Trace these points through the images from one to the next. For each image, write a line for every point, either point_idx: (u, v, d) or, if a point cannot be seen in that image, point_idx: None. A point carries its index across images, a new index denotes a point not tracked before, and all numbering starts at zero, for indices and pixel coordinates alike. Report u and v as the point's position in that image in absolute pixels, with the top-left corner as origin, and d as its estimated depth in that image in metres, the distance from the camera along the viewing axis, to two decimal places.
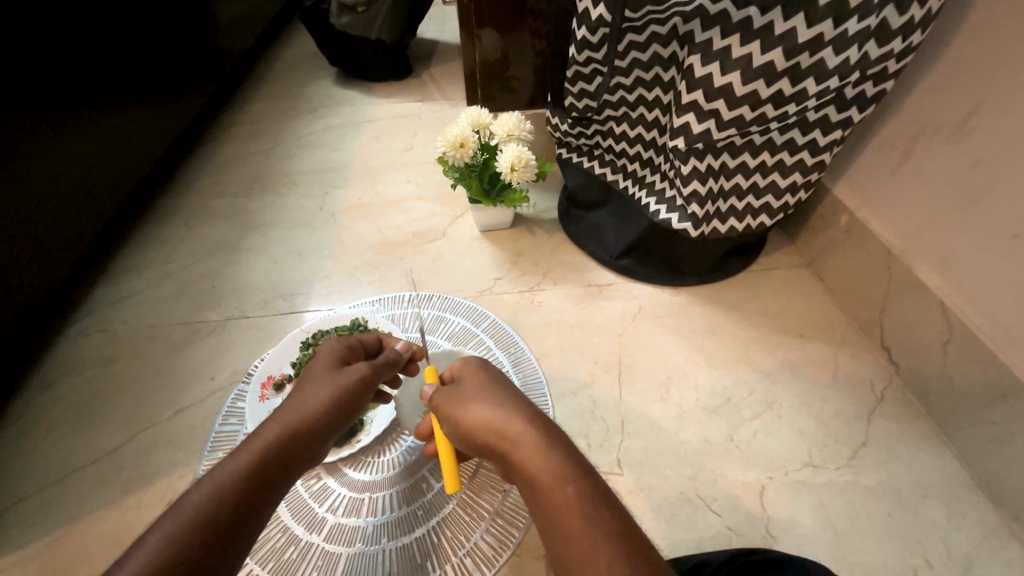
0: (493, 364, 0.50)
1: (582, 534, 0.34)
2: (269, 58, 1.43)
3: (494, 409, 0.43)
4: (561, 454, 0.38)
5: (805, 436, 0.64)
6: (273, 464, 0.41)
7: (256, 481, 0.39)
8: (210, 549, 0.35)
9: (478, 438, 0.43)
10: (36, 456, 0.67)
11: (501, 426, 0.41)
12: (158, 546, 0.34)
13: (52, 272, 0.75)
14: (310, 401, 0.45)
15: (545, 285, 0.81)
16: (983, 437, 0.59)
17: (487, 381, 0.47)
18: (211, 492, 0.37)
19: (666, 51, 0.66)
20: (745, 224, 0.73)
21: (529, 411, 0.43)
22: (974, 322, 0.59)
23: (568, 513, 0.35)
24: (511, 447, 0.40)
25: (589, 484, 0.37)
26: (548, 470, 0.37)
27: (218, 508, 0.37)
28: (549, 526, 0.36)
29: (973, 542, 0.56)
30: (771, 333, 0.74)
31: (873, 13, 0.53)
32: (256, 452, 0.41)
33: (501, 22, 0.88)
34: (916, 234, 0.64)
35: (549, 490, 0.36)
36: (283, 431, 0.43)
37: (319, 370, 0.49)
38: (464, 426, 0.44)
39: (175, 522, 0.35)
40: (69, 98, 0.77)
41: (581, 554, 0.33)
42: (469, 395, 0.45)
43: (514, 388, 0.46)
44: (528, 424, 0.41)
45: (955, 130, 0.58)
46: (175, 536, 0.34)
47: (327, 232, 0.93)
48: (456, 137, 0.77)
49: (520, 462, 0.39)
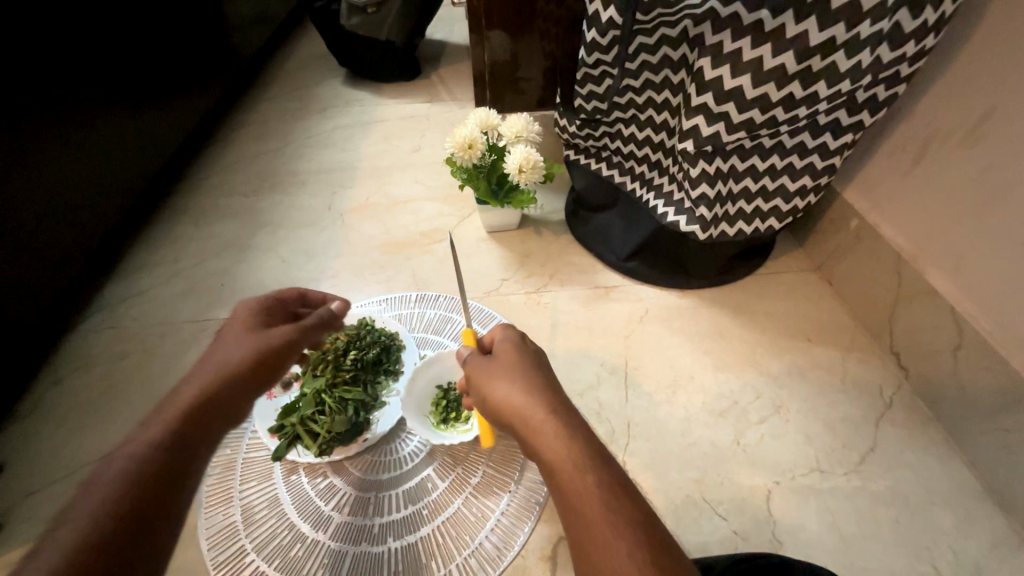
0: (531, 343, 0.50)
1: (603, 522, 0.34)
2: (279, 58, 1.44)
3: (521, 390, 0.43)
4: (584, 442, 0.38)
5: (812, 441, 0.63)
6: (195, 424, 0.40)
7: (180, 443, 0.38)
8: (138, 512, 0.34)
9: (503, 417, 0.43)
10: (48, 449, 0.68)
11: (525, 411, 0.42)
12: (82, 521, 0.33)
13: (64, 269, 0.76)
14: (226, 363, 0.44)
15: (551, 286, 0.81)
16: (992, 443, 0.58)
17: (517, 359, 0.47)
18: (133, 461, 0.36)
19: (676, 53, 0.66)
20: (753, 228, 0.73)
21: (554, 396, 0.43)
22: (985, 328, 0.58)
23: (587, 499, 0.35)
24: (532, 431, 0.40)
25: (607, 472, 0.37)
26: (569, 455, 0.37)
27: (142, 473, 0.36)
28: (567, 509, 0.36)
29: (981, 549, 0.55)
30: (779, 337, 0.74)
31: (887, 16, 0.52)
32: (174, 416, 0.40)
33: (510, 24, 0.88)
34: (928, 237, 0.64)
35: (568, 478, 0.36)
36: (200, 393, 0.42)
37: (235, 336, 0.48)
38: (491, 404, 0.45)
39: (97, 496, 0.34)
40: (82, 98, 0.78)
41: (599, 540, 0.34)
42: (496, 371, 0.46)
43: (543, 370, 0.47)
44: (551, 412, 0.41)
45: (968, 133, 0.57)
46: (100, 509, 0.34)
47: (335, 231, 0.93)
48: (464, 137, 0.77)
49: (540, 446, 0.39)
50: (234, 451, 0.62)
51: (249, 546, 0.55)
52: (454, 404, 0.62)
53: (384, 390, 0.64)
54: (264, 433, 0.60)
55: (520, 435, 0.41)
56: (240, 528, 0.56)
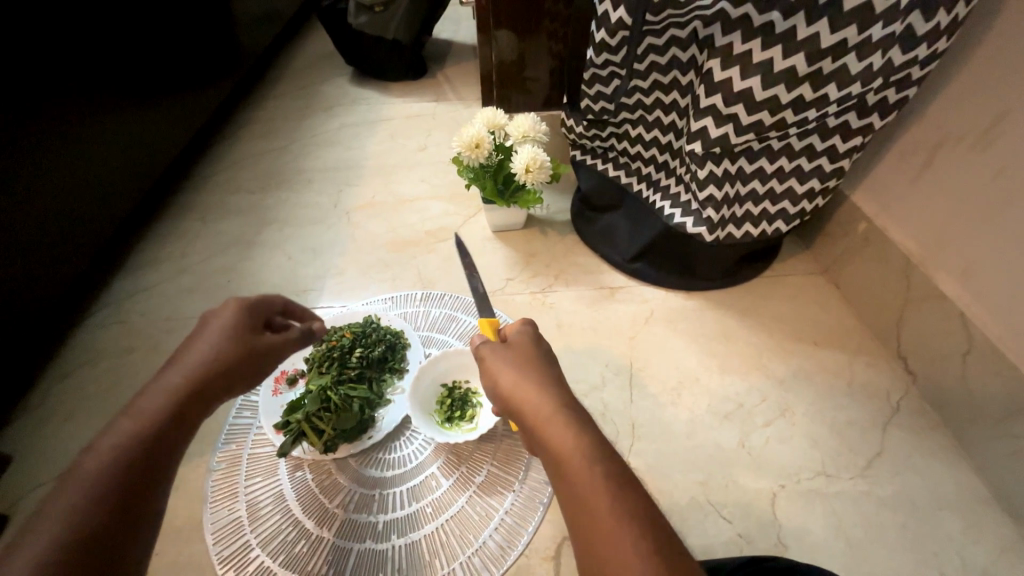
0: (545, 341, 0.50)
1: (608, 512, 0.34)
2: (286, 56, 1.44)
3: (531, 382, 0.43)
4: (592, 437, 0.38)
5: (818, 445, 0.63)
6: (174, 421, 0.39)
7: (163, 437, 0.38)
8: (120, 508, 0.34)
9: (513, 409, 0.43)
10: (54, 443, 0.68)
11: (535, 403, 0.42)
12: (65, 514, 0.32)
13: (72, 263, 0.76)
14: (212, 357, 0.44)
15: (557, 286, 0.81)
16: (1000, 449, 0.58)
17: (530, 354, 0.47)
18: (115, 455, 0.36)
19: (685, 54, 0.66)
20: (760, 230, 0.73)
21: (564, 391, 0.43)
22: (994, 333, 0.58)
23: (594, 489, 0.35)
24: (541, 423, 0.40)
25: (614, 466, 0.37)
26: (577, 447, 0.37)
27: (125, 469, 0.35)
28: (571, 498, 0.36)
29: (988, 556, 0.55)
30: (784, 340, 0.73)
31: (899, 19, 0.52)
32: (158, 408, 0.39)
33: (518, 25, 0.88)
34: (936, 242, 0.64)
35: (574, 469, 0.36)
36: (185, 387, 0.42)
37: (220, 328, 0.47)
38: (500, 394, 0.45)
39: (78, 489, 0.33)
40: (91, 93, 0.78)
41: (604, 529, 0.33)
42: (508, 362, 0.46)
43: (554, 367, 0.47)
44: (561, 407, 0.41)
45: (979, 137, 0.57)
46: (82, 503, 0.33)
47: (341, 229, 0.93)
48: (471, 137, 0.77)
49: (547, 435, 0.39)
50: (239, 447, 0.62)
51: (254, 541, 0.55)
52: (459, 402, 0.62)
53: (389, 388, 0.64)
54: (269, 429, 0.59)
55: (527, 426, 0.41)
56: (245, 523, 0.56)
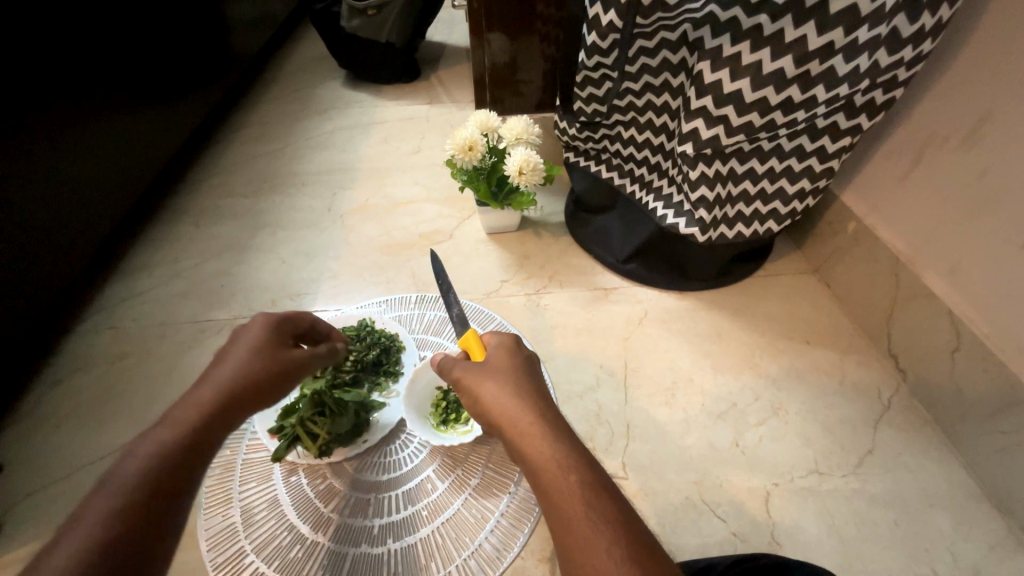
0: (524, 345, 0.50)
1: (582, 519, 0.35)
2: (280, 60, 1.45)
3: (510, 394, 0.44)
4: (564, 445, 0.40)
5: (810, 443, 0.64)
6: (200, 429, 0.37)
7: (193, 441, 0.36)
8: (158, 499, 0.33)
9: (492, 420, 0.44)
10: (47, 451, 0.67)
11: (513, 415, 0.43)
12: (106, 508, 0.32)
13: (67, 269, 0.77)
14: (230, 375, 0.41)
15: (550, 288, 0.82)
16: (990, 445, 0.59)
17: (508, 364, 0.48)
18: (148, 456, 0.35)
19: (676, 57, 0.67)
20: (752, 230, 0.73)
21: (542, 403, 0.44)
22: (981, 329, 0.58)
23: (570, 497, 0.36)
24: (520, 436, 0.41)
25: (590, 474, 0.38)
26: (552, 458, 0.39)
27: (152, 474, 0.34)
28: (548, 506, 0.37)
29: (980, 552, 0.55)
30: (777, 340, 0.74)
31: (884, 22, 0.52)
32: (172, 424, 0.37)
33: (510, 27, 0.89)
34: (925, 242, 0.64)
35: (550, 477, 0.38)
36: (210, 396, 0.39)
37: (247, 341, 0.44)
38: (480, 407, 0.45)
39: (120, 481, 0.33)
40: (82, 98, 0.78)
41: (581, 536, 0.35)
42: (482, 374, 0.47)
43: (534, 376, 0.47)
44: (539, 418, 0.42)
45: (964, 138, 0.58)
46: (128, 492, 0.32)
47: (334, 232, 0.93)
48: (464, 139, 0.77)
49: (523, 448, 0.40)
50: (233, 452, 0.61)
51: (248, 548, 0.55)
52: (454, 405, 0.62)
53: (382, 391, 0.64)
54: (264, 434, 0.59)
55: (507, 439, 0.42)
56: (240, 529, 0.56)
